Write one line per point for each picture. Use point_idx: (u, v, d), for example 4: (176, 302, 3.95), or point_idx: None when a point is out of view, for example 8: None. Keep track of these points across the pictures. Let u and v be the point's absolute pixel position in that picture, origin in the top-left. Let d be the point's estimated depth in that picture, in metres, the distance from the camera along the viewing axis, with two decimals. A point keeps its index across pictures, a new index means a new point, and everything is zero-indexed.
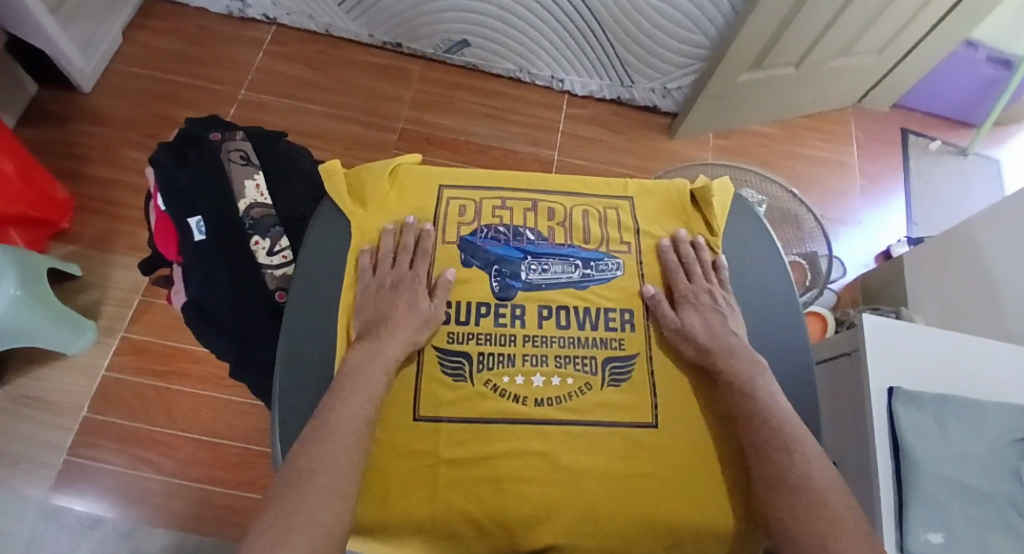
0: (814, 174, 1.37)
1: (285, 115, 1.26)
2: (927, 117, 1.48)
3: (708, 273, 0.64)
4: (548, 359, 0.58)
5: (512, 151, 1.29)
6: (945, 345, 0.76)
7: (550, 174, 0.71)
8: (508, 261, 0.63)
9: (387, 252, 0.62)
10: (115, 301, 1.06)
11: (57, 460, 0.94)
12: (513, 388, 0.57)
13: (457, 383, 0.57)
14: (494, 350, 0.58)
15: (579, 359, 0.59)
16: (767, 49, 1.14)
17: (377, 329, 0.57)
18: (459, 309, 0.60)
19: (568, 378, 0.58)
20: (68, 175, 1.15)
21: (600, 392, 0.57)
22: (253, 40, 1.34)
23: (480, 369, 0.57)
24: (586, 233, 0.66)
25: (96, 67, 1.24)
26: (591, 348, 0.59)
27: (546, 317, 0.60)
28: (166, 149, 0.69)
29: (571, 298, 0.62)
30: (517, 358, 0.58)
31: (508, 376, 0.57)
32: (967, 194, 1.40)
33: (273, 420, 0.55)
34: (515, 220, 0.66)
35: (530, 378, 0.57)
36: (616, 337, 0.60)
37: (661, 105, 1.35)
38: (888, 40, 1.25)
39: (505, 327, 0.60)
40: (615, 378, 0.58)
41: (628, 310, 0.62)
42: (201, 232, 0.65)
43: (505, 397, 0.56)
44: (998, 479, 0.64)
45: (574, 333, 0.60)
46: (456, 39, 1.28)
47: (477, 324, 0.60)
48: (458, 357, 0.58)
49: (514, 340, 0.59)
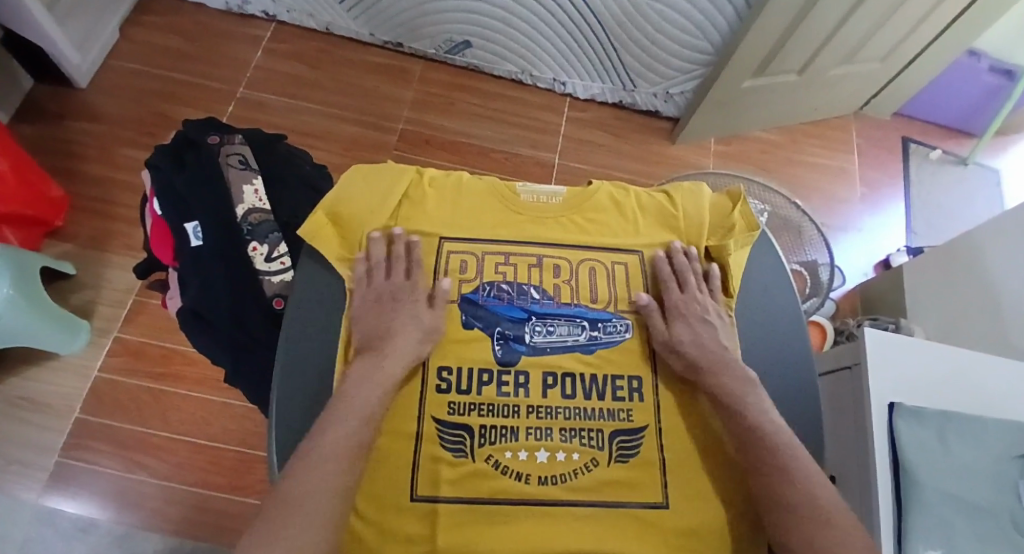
0: (815, 180, 1.37)
1: (284, 114, 1.25)
2: (927, 125, 1.48)
3: (700, 283, 0.62)
4: (553, 433, 0.55)
5: (512, 154, 1.28)
6: (947, 359, 0.75)
7: (552, 220, 0.65)
8: (512, 324, 0.59)
9: (379, 261, 0.59)
10: (109, 301, 1.04)
11: (50, 462, 0.93)
12: (515, 465, 0.54)
13: (457, 459, 0.53)
14: (496, 422, 0.55)
15: (584, 433, 0.56)
16: (770, 56, 1.14)
17: (376, 343, 0.55)
18: (460, 377, 0.56)
19: (574, 453, 0.55)
20: (64, 173, 1.14)
21: (607, 468, 0.55)
22: (252, 38, 1.32)
23: (482, 444, 0.54)
24: (594, 291, 0.62)
25: (93, 63, 1.23)
26: (597, 420, 0.56)
27: (551, 385, 0.57)
28: (164, 152, 0.68)
29: (577, 364, 0.58)
30: (520, 431, 0.55)
31: (510, 451, 0.54)
32: (966, 203, 1.40)
33: (270, 438, 0.54)
34: (519, 276, 0.61)
35: (534, 454, 0.54)
36: (625, 408, 0.57)
37: (663, 109, 1.34)
38: (891, 47, 1.25)
39: (508, 397, 0.56)
40: (623, 454, 0.55)
41: (637, 380, 0.58)
42: (198, 237, 0.64)
43: (507, 475, 0.53)
44: (999, 494, 0.63)
45: (580, 403, 0.57)
46: (458, 40, 1.27)
47: (478, 393, 0.56)
48: (458, 430, 0.54)
49: (517, 411, 0.55)
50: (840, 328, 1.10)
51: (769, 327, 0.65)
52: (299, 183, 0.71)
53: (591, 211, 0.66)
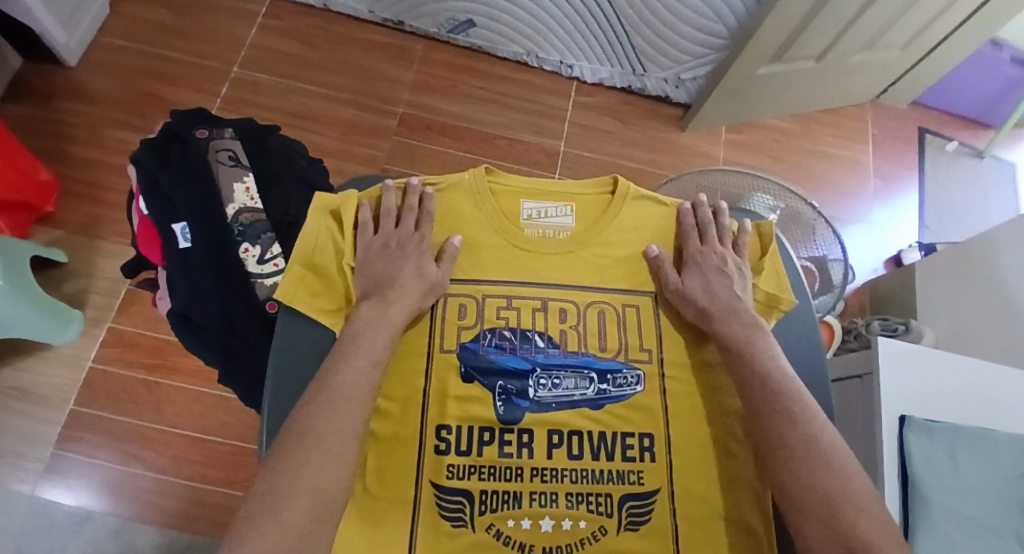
0: (828, 173, 1.32)
1: (281, 96, 1.21)
2: (945, 115, 1.43)
3: (724, 237, 0.62)
4: (558, 498, 0.52)
5: (517, 140, 1.24)
6: (961, 369, 0.73)
7: (560, 255, 0.61)
8: (515, 377, 0.56)
9: (391, 210, 0.58)
10: (102, 290, 1.02)
11: (45, 454, 0.92)
12: (518, 535, 0.51)
13: (457, 529, 0.50)
14: (498, 487, 0.52)
15: (592, 498, 0.52)
16: (787, 43, 1.09)
17: (382, 290, 0.54)
18: (460, 436, 0.53)
19: (581, 521, 0.52)
20: (52, 155, 1.10)
21: (616, 536, 0.52)
22: (246, 14, 1.27)
23: (482, 512, 0.51)
24: (603, 339, 0.58)
25: (81, 39, 1.18)
26: (606, 483, 0.53)
27: (556, 445, 0.54)
28: (149, 147, 0.65)
29: (582, 421, 0.55)
30: (524, 497, 0.52)
31: (513, 519, 0.51)
32: (981, 198, 1.36)
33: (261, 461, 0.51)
34: (523, 321, 0.58)
35: (538, 522, 0.51)
36: (635, 470, 0.54)
37: (673, 95, 1.29)
38: (912, 36, 1.20)
39: (510, 459, 0.53)
40: (633, 521, 0.52)
41: (649, 436, 0.55)
42: (187, 238, 0.61)
43: (509, 546, 0.51)
44: (1011, 516, 0.62)
45: (587, 464, 0.54)
46: (461, 18, 1.22)
47: (479, 454, 0.53)
48: (458, 497, 0.51)
49: (520, 475, 0.52)
50: (848, 328, 1.08)
51: (790, 356, 0.62)
52: (292, 179, 0.68)
53: (605, 242, 0.62)
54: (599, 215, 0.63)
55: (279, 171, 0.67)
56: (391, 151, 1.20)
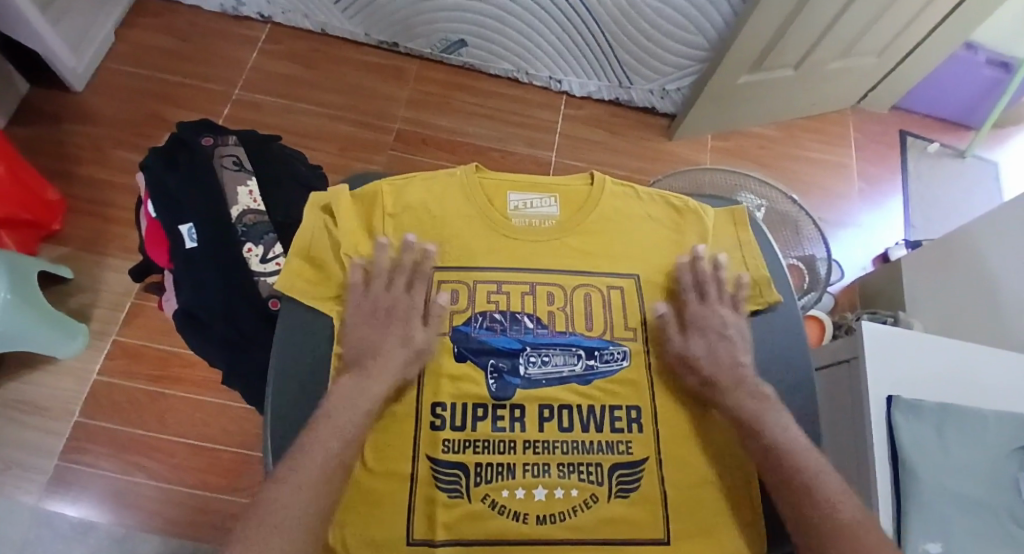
0: (813, 176, 1.36)
1: (281, 116, 1.25)
2: (925, 119, 1.47)
3: (721, 292, 0.62)
4: (550, 469, 0.54)
5: (509, 152, 1.28)
6: (945, 350, 0.75)
7: (547, 242, 0.64)
8: (506, 356, 0.58)
9: (382, 271, 0.58)
10: (107, 304, 1.05)
11: (50, 465, 0.93)
12: (513, 504, 0.53)
13: (453, 500, 0.52)
14: (492, 459, 0.54)
15: (583, 467, 0.55)
16: (766, 52, 1.14)
17: (365, 360, 0.54)
18: (455, 412, 0.55)
19: (572, 489, 0.54)
20: (59, 176, 1.14)
21: (607, 504, 0.53)
22: (247, 39, 1.32)
23: (478, 483, 0.53)
24: (589, 319, 0.61)
25: (89, 66, 1.23)
26: (596, 453, 0.55)
27: (546, 419, 0.56)
28: (158, 154, 0.68)
29: (573, 396, 0.58)
30: (517, 469, 0.54)
31: (507, 489, 0.53)
32: (964, 196, 1.40)
33: (265, 440, 0.53)
34: (512, 304, 0.60)
35: (532, 491, 0.53)
36: (624, 440, 0.56)
37: (659, 106, 1.34)
38: (887, 42, 1.25)
39: (503, 432, 0.55)
40: (623, 489, 0.54)
41: (634, 408, 0.58)
42: (194, 239, 0.64)
43: (504, 515, 0.52)
44: (999, 491, 0.63)
45: (577, 436, 0.56)
46: (453, 38, 1.27)
47: (473, 429, 0.55)
48: (454, 469, 0.53)
49: (513, 448, 0.55)
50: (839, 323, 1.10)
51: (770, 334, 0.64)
52: (293, 184, 0.72)
53: (589, 230, 0.65)
54: (582, 204, 0.66)
55: (280, 176, 0.71)
56: (387, 165, 1.23)
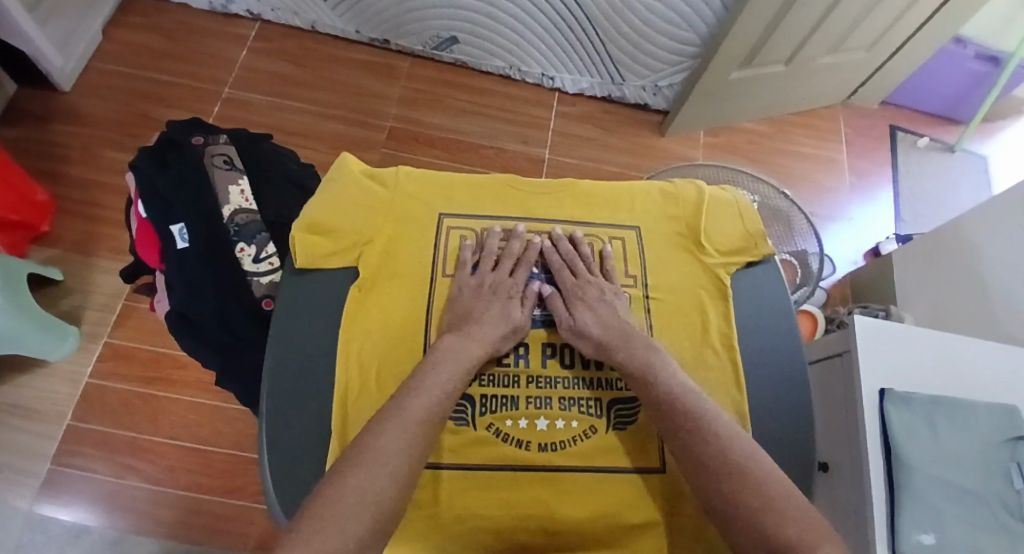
0: (805, 171, 1.37)
1: (272, 114, 1.24)
2: (915, 113, 1.49)
3: (593, 267, 0.61)
4: (552, 401, 0.55)
5: (502, 149, 1.28)
6: (936, 346, 0.75)
7: (549, 199, 0.66)
8: (511, 297, 0.58)
9: (492, 252, 0.60)
10: (98, 306, 1.04)
11: (42, 469, 0.92)
12: (516, 432, 0.53)
13: (459, 427, 0.53)
14: (496, 392, 0.55)
15: (583, 401, 0.55)
16: (757, 48, 1.14)
17: (463, 325, 0.54)
18: None
19: (573, 421, 0.54)
20: (48, 177, 1.12)
21: (606, 435, 0.54)
22: (237, 37, 1.31)
23: (483, 413, 0.54)
24: (591, 267, 0.62)
25: (76, 65, 1.21)
26: (595, 389, 0.56)
27: (549, 355, 0.58)
28: (147, 153, 0.67)
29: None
30: (521, 400, 0.55)
31: (512, 419, 0.54)
32: (954, 190, 1.41)
33: (262, 441, 0.52)
34: (518, 251, 0.62)
35: (534, 421, 0.54)
36: (622, 378, 0.57)
37: (651, 102, 1.34)
38: (876, 37, 1.26)
39: (508, 367, 0.56)
40: (621, 421, 0.55)
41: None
42: (185, 239, 0.63)
43: (508, 443, 0.53)
44: (991, 481, 0.64)
45: (577, 373, 0.57)
46: (445, 36, 1.27)
47: (479, 363, 0.56)
48: (460, 400, 0.54)
49: (517, 381, 0.56)
50: (831, 317, 1.10)
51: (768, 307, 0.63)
52: (284, 183, 0.71)
53: (589, 191, 0.67)
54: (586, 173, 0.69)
55: (272, 176, 0.70)
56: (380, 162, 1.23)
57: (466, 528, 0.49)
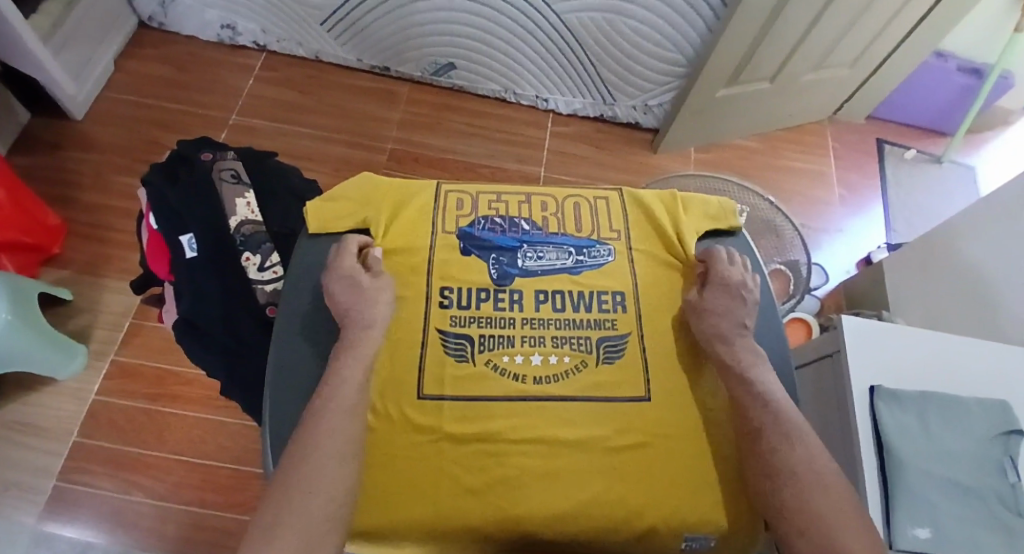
0: (795, 185, 1.40)
1: (276, 138, 1.29)
2: (901, 127, 1.53)
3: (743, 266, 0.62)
4: (545, 340, 0.58)
5: (499, 168, 1.32)
6: (925, 341, 0.73)
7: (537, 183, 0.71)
8: (505, 249, 0.63)
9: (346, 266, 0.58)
10: (106, 325, 1.06)
11: (48, 486, 0.93)
12: (513, 367, 0.56)
13: (459, 363, 0.56)
14: (494, 332, 0.58)
15: (574, 339, 0.58)
16: (742, 65, 1.19)
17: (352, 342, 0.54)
18: (461, 295, 0.60)
19: (565, 356, 0.57)
20: (61, 202, 1.16)
21: (595, 369, 0.57)
22: (243, 66, 1.37)
23: (481, 350, 0.57)
24: (578, 223, 0.66)
25: (89, 96, 1.27)
26: (585, 329, 0.59)
27: (542, 301, 0.60)
28: (159, 169, 0.71)
29: (566, 284, 0.61)
30: (516, 338, 0.58)
31: (509, 355, 0.57)
32: (943, 199, 1.44)
33: (264, 410, 0.55)
34: (511, 211, 0.66)
35: (529, 357, 0.57)
36: (610, 319, 0.60)
37: (643, 121, 1.38)
38: (858, 54, 1.31)
39: (504, 311, 0.59)
40: (609, 355, 0.58)
41: (618, 293, 0.62)
42: (193, 249, 0.67)
43: (505, 377, 0.56)
44: (984, 473, 0.61)
45: (570, 316, 0.60)
46: (442, 62, 1.32)
47: (478, 308, 0.59)
48: (461, 339, 0.57)
49: (512, 323, 0.59)
50: (826, 324, 1.12)
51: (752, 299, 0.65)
52: (288, 196, 0.75)
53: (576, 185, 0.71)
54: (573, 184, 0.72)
55: (276, 189, 0.74)
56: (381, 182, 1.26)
57: (479, 480, 0.51)
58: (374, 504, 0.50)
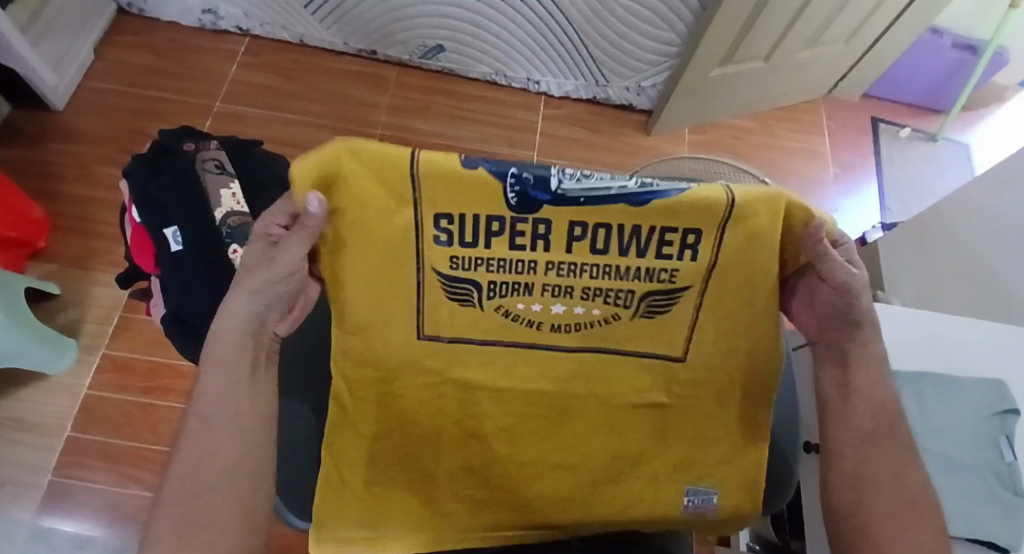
0: (790, 165, 1.39)
1: (263, 125, 1.26)
2: (896, 104, 1.52)
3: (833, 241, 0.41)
4: (574, 289, 0.42)
5: (490, 152, 1.30)
6: (924, 320, 0.72)
7: None
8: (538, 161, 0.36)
9: (257, 258, 0.41)
10: (96, 319, 1.05)
11: (44, 481, 0.93)
12: (530, 315, 0.43)
13: (462, 307, 0.43)
14: (507, 277, 0.41)
15: (610, 291, 0.41)
16: (737, 44, 1.17)
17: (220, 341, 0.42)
18: (461, 227, 0.38)
19: (595, 308, 0.43)
20: (44, 194, 1.14)
21: (629, 323, 0.44)
22: (227, 52, 1.34)
23: (490, 297, 0.42)
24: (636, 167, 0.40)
25: (69, 85, 1.23)
26: (629, 282, 0.41)
27: (579, 239, 0.39)
28: (140, 160, 0.69)
29: (620, 216, 0.37)
30: (537, 288, 0.41)
31: (524, 305, 0.42)
32: (937, 176, 1.44)
33: None
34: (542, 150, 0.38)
35: (550, 307, 0.43)
36: (668, 269, 0.40)
37: (636, 102, 1.36)
38: (854, 30, 1.29)
39: (522, 251, 0.39)
40: (652, 310, 0.43)
41: (695, 233, 0.38)
42: (178, 242, 0.66)
43: (518, 324, 0.44)
44: (981, 452, 0.60)
45: (613, 261, 0.40)
46: (431, 44, 1.29)
47: (486, 247, 0.39)
48: (462, 284, 0.41)
49: (534, 267, 0.40)
50: None
51: None
52: (275, 186, 0.73)
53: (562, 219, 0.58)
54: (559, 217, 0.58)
55: (262, 179, 0.72)
56: None
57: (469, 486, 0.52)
58: (370, 510, 0.51)
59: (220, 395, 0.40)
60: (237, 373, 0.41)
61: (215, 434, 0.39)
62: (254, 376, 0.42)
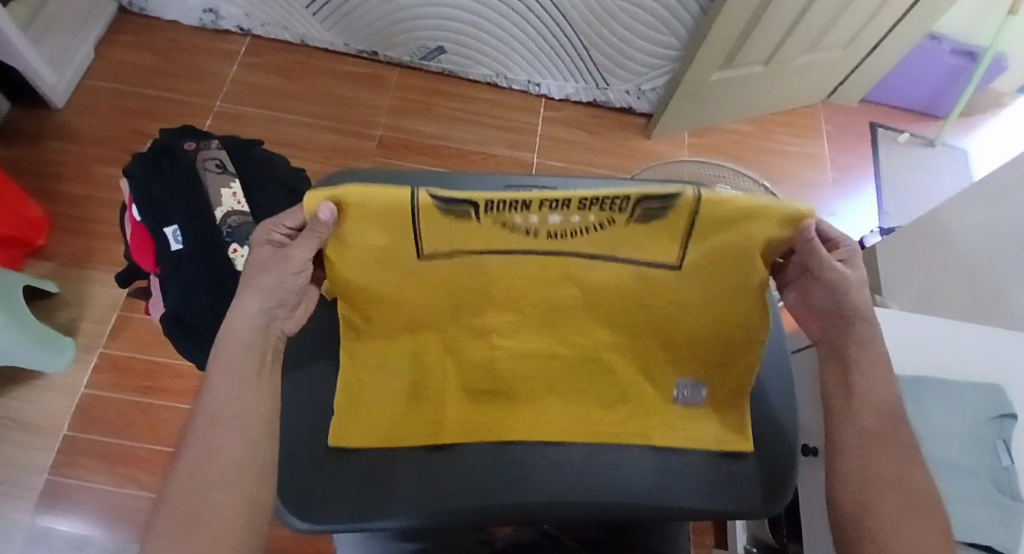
0: (789, 169, 1.39)
1: (263, 126, 1.26)
2: (894, 109, 1.52)
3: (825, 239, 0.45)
4: (571, 194, 0.39)
5: (490, 154, 1.30)
6: (923, 325, 0.72)
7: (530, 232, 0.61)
8: None
9: (267, 263, 0.44)
10: (94, 318, 1.04)
11: (40, 481, 0.92)
12: (524, 228, 0.41)
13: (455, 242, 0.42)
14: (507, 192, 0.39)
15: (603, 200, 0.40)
16: (736, 48, 1.18)
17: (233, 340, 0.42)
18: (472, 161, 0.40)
19: (587, 216, 0.40)
20: (43, 193, 1.14)
21: (623, 229, 0.41)
22: (227, 52, 1.34)
23: (488, 213, 0.40)
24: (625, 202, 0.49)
25: (69, 84, 1.23)
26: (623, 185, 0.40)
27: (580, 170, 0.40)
28: (141, 160, 0.69)
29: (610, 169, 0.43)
30: (534, 202, 0.39)
31: (521, 217, 0.40)
32: (935, 181, 1.44)
33: None
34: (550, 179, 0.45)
35: (548, 218, 0.40)
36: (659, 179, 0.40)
37: (636, 105, 1.37)
38: (852, 36, 1.30)
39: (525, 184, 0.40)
40: (648, 214, 0.40)
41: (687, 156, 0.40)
42: (178, 242, 0.66)
43: (511, 234, 0.41)
44: (980, 457, 0.60)
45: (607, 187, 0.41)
46: (432, 46, 1.30)
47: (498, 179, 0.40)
48: (461, 204, 0.39)
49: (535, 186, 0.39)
50: None
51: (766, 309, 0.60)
52: (276, 187, 0.73)
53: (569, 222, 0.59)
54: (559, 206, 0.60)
55: (263, 180, 0.72)
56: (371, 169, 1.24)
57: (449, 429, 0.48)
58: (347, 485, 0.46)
59: (226, 391, 0.40)
60: (244, 370, 0.41)
61: (219, 432, 0.39)
62: (260, 373, 0.42)
